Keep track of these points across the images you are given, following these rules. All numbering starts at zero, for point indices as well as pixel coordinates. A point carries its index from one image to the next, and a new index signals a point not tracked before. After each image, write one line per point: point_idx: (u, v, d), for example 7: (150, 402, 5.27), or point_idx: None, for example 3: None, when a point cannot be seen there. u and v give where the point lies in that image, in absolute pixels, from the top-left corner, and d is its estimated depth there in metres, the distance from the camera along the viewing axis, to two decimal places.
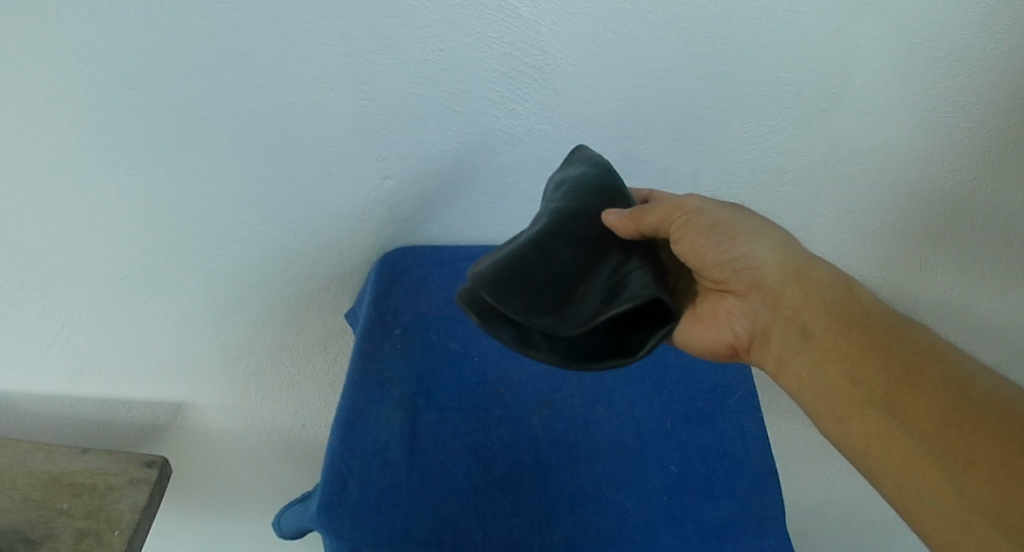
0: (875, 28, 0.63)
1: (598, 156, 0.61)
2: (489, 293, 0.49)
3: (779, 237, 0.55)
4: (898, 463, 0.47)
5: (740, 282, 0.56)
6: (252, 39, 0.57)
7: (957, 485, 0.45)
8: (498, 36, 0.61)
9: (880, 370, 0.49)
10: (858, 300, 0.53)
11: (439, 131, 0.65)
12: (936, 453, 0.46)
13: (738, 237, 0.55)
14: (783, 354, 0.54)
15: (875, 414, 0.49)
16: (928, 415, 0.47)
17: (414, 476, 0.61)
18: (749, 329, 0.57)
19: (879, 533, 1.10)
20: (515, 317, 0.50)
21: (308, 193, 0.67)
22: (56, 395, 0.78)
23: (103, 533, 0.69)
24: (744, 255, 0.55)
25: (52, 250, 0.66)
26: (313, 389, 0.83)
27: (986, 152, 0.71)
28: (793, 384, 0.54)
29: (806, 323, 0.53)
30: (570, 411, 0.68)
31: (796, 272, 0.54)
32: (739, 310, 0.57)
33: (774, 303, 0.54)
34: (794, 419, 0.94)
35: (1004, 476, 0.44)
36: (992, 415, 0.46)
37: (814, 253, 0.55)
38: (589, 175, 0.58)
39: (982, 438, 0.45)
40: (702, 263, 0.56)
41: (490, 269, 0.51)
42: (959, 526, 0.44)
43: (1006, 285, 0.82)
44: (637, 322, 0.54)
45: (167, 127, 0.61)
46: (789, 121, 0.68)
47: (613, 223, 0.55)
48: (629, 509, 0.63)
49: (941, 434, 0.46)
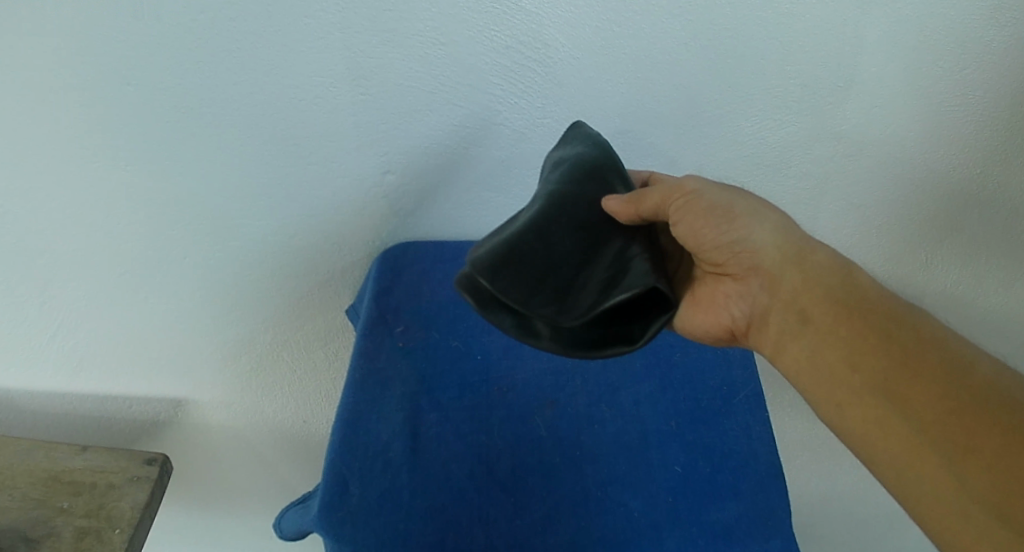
0: (884, 21, 0.62)
1: (597, 134, 0.59)
2: (489, 281, 0.49)
3: (778, 218, 0.54)
4: (898, 450, 0.46)
5: (738, 265, 0.54)
6: (250, 34, 0.56)
7: (957, 473, 0.44)
8: (501, 29, 0.60)
9: (880, 355, 0.48)
10: (858, 283, 0.51)
11: (441, 125, 0.64)
12: (938, 441, 0.45)
13: (737, 219, 0.53)
14: (782, 338, 0.53)
15: (875, 401, 0.47)
16: (929, 402, 0.46)
17: (416, 478, 0.60)
18: (747, 313, 0.55)
19: (885, 528, 1.09)
20: (517, 308, 0.49)
21: (307, 187, 0.66)
22: (55, 392, 0.77)
23: (104, 531, 0.68)
24: (742, 237, 0.53)
25: (48, 246, 0.65)
26: (314, 385, 0.82)
27: (995, 146, 0.70)
28: (792, 369, 0.52)
29: (805, 306, 0.51)
30: (574, 410, 0.67)
31: (795, 255, 0.53)
32: (736, 294, 0.55)
33: (772, 286, 0.53)
34: (799, 414, 0.93)
35: (1004, 465, 0.43)
36: (992, 402, 0.45)
37: (813, 236, 0.54)
38: (588, 156, 0.57)
39: (983, 426, 0.44)
40: (700, 246, 0.54)
41: (490, 256, 0.50)
42: (960, 515, 0.43)
43: (1013, 279, 0.81)
44: (637, 309, 0.53)
45: (164, 123, 0.59)
46: (797, 116, 0.67)
47: (614, 208, 0.54)
48: (634, 511, 0.62)
49: (941, 421, 0.45)
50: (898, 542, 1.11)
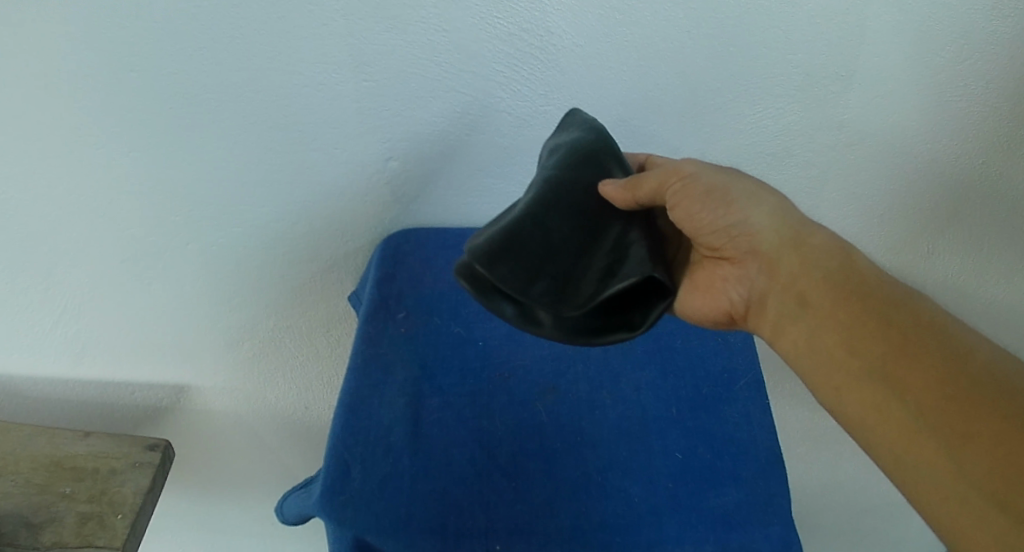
0: (889, 9, 0.61)
1: (593, 120, 0.59)
2: (485, 268, 0.49)
3: (775, 201, 0.54)
4: (897, 436, 0.46)
5: (736, 249, 0.54)
6: (252, 20, 0.56)
7: (955, 460, 0.44)
8: (503, 16, 0.59)
9: (879, 341, 0.48)
10: (858, 268, 0.51)
11: (443, 112, 0.64)
12: (936, 427, 0.44)
13: (734, 203, 0.53)
14: (779, 322, 0.53)
15: (874, 386, 0.47)
16: (928, 388, 0.46)
17: (416, 462, 0.60)
18: (745, 296, 0.55)
19: (882, 517, 1.09)
20: (517, 296, 0.49)
21: (308, 173, 0.66)
22: (57, 377, 0.77)
23: (107, 516, 0.69)
24: (739, 221, 0.53)
25: (51, 232, 0.65)
26: (315, 371, 0.82)
27: (997, 136, 0.69)
28: (790, 354, 0.53)
29: (804, 290, 0.51)
30: (575, 396, 0.66)
31: (793, 238, 0.53)
32: (735, 277, 0.55)
33: (771, 270, 0.53)
34: (797, 402, 0.93)
35: (1004, 451, 0.42)
36: (992, 388, 0.44)
37: (811, 218, 0.54)
38: (586, 141, 0.56)
39: (980, 412, 0.44)
40: (697, 230, 0.54)
41: (489, 244, 0.50)
42: (957, 500, 0.43)
43: (1013, 270, 0.81)
44: (638, 295, 0.53)
45: (166, 110, 0.59)
46: (800, 105, 0.66)
47: (612, 194, 0.53)
48: (634, 496, 0.61)
49: (940, 407, 0.45)
50: (895, 531, 1.12)
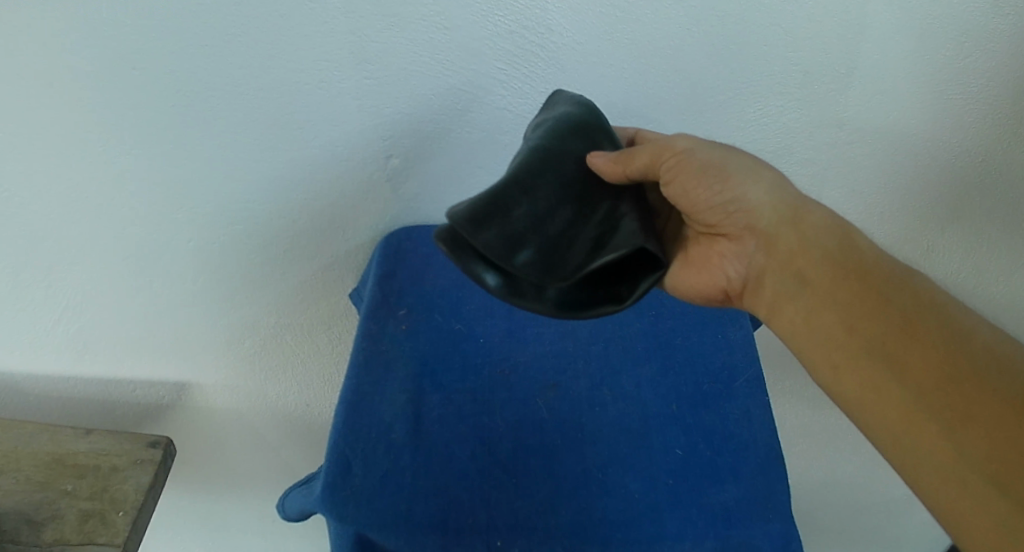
0: (889, 7, 0.61)
1: (580, 97, 0.59)
2: (470, 234, 0.47)
3: (772, 177, 0.54)
4: (895, 416, 0.46)
5: (732, 225, 0.55)
6: (253, 18, 0.56)
7: (955, 442, 0.44)
8: (505, 14, 0.59)
9: (878, 320, 0.48)
10: (856, 245, 0.51)
11: (444, 108, 0.64)
12: (936, 409, 0.45)
13: (731, 179, 0.53)
14: (777, 298, 0.53)
15: (872, 364, 0.47)
16: (926, 369, 0.46)
17: (417, 459, 0.60)
18: (742, 273, 0.56)
19: (883, 514, 1.10)
20: (504, 265, 0.48)
21: (309, 170, 0.66)
22: (58, 375, 0.77)
23: (108, 514, 0.69)
24: (736, 198, 0.53)
25: (51, 230, 0.65)
26: (317, 368, 0.82)
27: (998, 133, 0.69)
28: (786, 329, 0.53)
29: (802, 267, 0.52)
30: (575, 392, 0.66)
31: (791, 214, 0.53)
32: (732, 254, 0.55)
33: (769, 246, 0.53)
34: (797, 399, 0.93)
35: (1004, 435, 0.43)
36: (991, 370, 0.45)
37: (807, 194, 0.54)
38: (575, 116, 0.56)
39: (980, 394, 0.44)
40: (694, 207, 0.54)
41: (474, 209, 0.49)
42: (957, 484, 0.43)
43: (1013, 266, 0.81)
44: (624, 269, 0.53)
45: (167, 107, 0.59)
46: (801, 103, 0.66)
47: (601, 166, 0.53)
48: (634, 492, 0.61)
49: (939, 389, 0.45)
50: (895, 528, 1.12)
